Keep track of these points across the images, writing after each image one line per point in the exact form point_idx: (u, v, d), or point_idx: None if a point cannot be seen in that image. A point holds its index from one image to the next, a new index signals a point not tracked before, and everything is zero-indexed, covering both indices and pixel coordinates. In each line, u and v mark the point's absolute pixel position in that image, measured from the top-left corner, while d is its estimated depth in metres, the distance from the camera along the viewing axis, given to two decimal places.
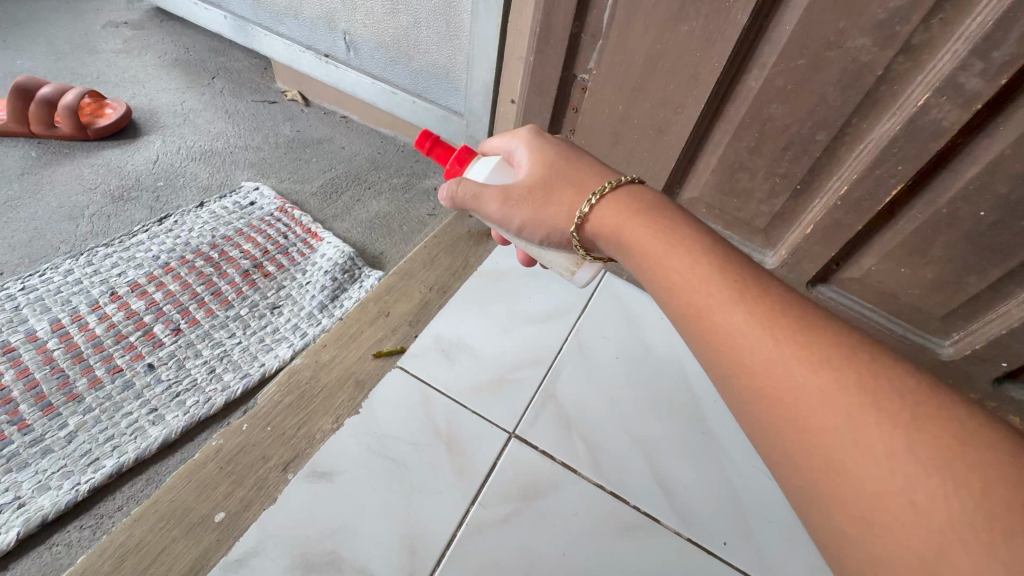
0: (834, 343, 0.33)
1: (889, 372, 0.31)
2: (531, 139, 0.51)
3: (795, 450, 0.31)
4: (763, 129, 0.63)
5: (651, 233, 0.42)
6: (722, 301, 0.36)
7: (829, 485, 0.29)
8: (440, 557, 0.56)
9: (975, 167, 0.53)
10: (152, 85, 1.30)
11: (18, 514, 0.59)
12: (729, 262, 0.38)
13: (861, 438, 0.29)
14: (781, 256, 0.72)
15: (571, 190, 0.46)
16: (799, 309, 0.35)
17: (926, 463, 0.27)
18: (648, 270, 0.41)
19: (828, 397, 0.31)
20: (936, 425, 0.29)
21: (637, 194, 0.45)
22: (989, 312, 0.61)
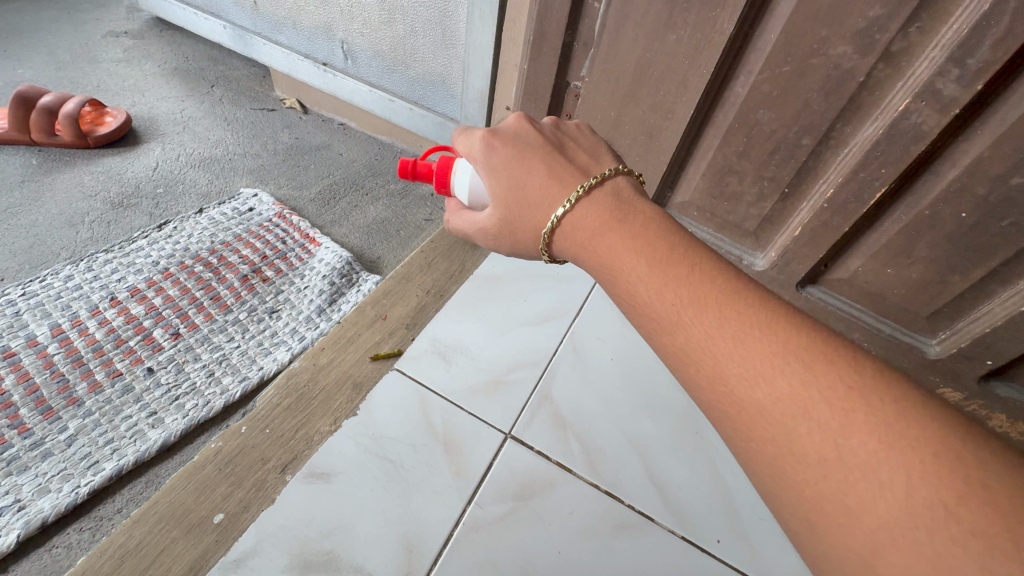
0: (773, 348, 0.32)
1: (830, 372, 0.30)
2: (483, 166, 0.47)
3: (745, 457, 0.32)
4: (751, 134, 0.65)
5: (603, 248, 0.40)
6: (673, 308, 0.36)
7: (776, 491, 0.30)
8: (438, 556, 0.57)
9: (955, 169, 0.54)
10: (151, 94, 1.31)
11: (18, 517, 0.59)
12: (680, 269, 0.36)
13: (796, 447, 0.29)
14: (771, 258, 0.73)
15: (530, 219, 0.45)
16: (753, 306, 0.34)
17: (856, 469, 0.27)
18: (607, 284, 0.41)
19: (764, 408, 0.31)
20: (868, 428, 0.28)
21: (589, 201, 0.42)
22: (974, 311, 0.62)
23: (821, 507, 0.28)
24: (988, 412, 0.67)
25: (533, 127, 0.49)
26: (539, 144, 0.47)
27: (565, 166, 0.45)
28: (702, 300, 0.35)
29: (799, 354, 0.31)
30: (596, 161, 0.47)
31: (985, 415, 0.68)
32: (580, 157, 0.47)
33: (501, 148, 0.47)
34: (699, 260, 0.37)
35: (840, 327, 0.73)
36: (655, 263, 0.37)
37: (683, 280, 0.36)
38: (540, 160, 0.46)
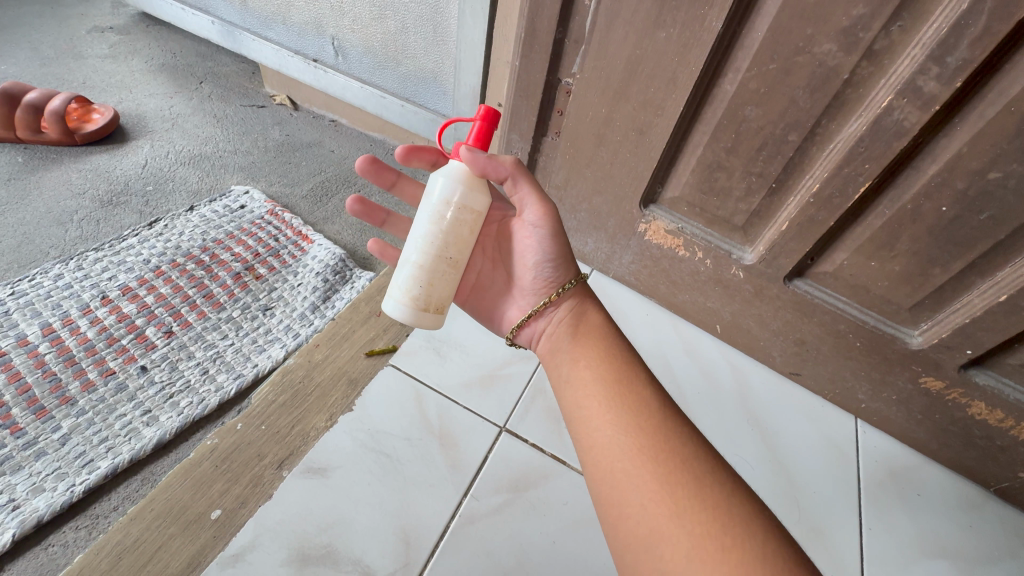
0: (686, 430, 0.45)
1: (697, 467, 0.42)
2: None
3: (612, 518, 0.42)
4: (739, 130, 0.66)
5: (587, 327, 0.55)
6: (597, 399, 0.48)
7: (661, 529, 0.39)
8: (434, 549, 0.58)
9: (935, 165, 0.56)
10: (139, 90, 1.30)
11: (13, 516, 0.59)
12: (633, 354, 0.52)
13: (684, 496, 0.40)
14: (759, 252, 0.75)
15: (564, 267, 0.57)
16: (655, 411, 0.46)
17: (725, 520, 0.39)
18: (577, 344, 0.53)
19: (645, 480, 0.42)
20: (726, 504, 0.40)
21: (590, 297, 0.58)
22: (954, 303, 0.64)
23: (696, 550, 0.38)
24: (968, 399, 0.68)
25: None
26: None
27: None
28: (647, 379, 0.50)
29: (699, 439, 0.45)
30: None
31: (965, 402, 0.69)
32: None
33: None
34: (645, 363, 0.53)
35: (826, 320, 0.74)
36: (619, 348, 0.53)
37: (637, 362, 0.51)
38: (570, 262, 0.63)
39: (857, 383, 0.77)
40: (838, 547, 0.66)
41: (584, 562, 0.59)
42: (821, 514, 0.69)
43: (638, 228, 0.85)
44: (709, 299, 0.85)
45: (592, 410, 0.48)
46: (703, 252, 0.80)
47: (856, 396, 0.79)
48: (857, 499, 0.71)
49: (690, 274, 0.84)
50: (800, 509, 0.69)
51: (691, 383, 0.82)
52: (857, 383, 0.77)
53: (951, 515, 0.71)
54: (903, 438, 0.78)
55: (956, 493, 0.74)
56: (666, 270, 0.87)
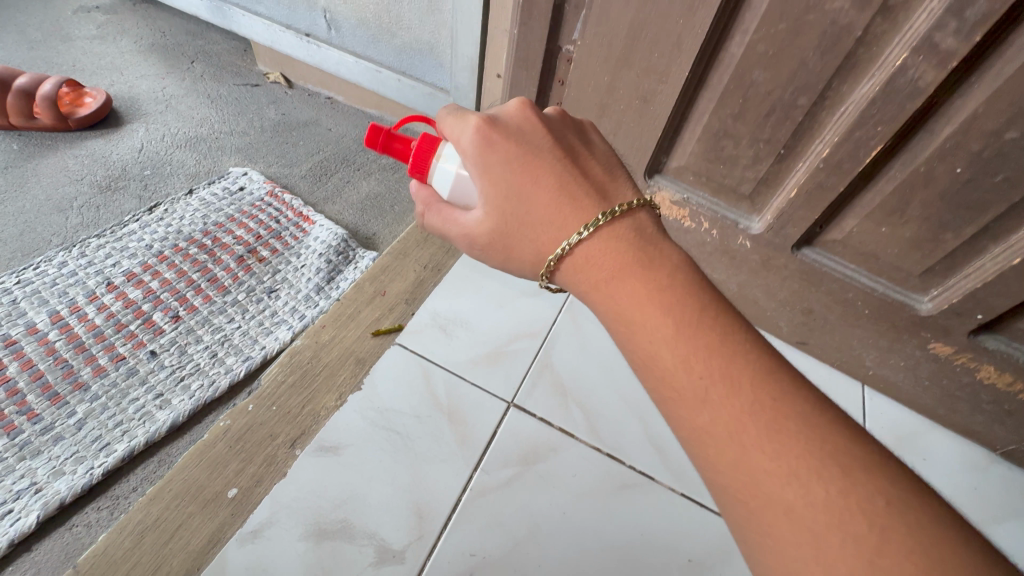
0: (807, 448, 0.34)
1: (850, 470, 0.33)
2: (475, 163, 0.45)
3: (743, 532, 0.35)
4: (746, 95, 0.64)
5: (632, 291, 0.41)
6: (695, 393, 0.37)
7: (816, 550, 0.32)
8: (447, 522, 0.59)
9: (950, 126, 0.54)
10: (130, 72, 1.27)
11: (36, 499, 0.61)
12: (706, 329, 0.39)
13: (826, 557, 0.31)
14: (766, 221, 0.73)
15: (538, 237, 0.44)
16: (779, 402, 0.36)
17: (902, 546, 0.31)
18: (624, 335, 0.41)
19: (787, 494, 0.33)
20: (893, 514, 0.32)
21: (610, 235, 0.43)
22: (966, 268, 0.63)
23: None
24: (977, 363, 0.68)
25: (535, 118, 0.47)
26: (548, 147, 0.45)
27: (579, 183, 0.44)
28: (731, 378, 0.37)
29: (830, 454, 0.34)
30: (596, 182, 0.45)
31: (974, 367, 0.69)
32: (591, 170, 0.46)
33: (500, 149, 0.44)
34: (727, 331, 0.39)
35: (834, 289, 0.73)
36: (683, 329, 0.39)
37: (714, 350, 0.38)
38: (545, 175, 0.44)
39: (864, 350, 0.77)
40: None
41: (593, 532, 0.61)
42: None
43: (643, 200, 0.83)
44: (715, 270, 0.84)
45: (691, 404, 0.37)
46: (709, 222, 0.79)
47: (863, 363, 0.79)
48: None
49: (696, 246, 0.83)
50: None
51: None
52: (864, 350, 0.77)
53: (956, 478, 0.72)
54: (910, 404, 0.79)
55: (962, 456, 0.75)
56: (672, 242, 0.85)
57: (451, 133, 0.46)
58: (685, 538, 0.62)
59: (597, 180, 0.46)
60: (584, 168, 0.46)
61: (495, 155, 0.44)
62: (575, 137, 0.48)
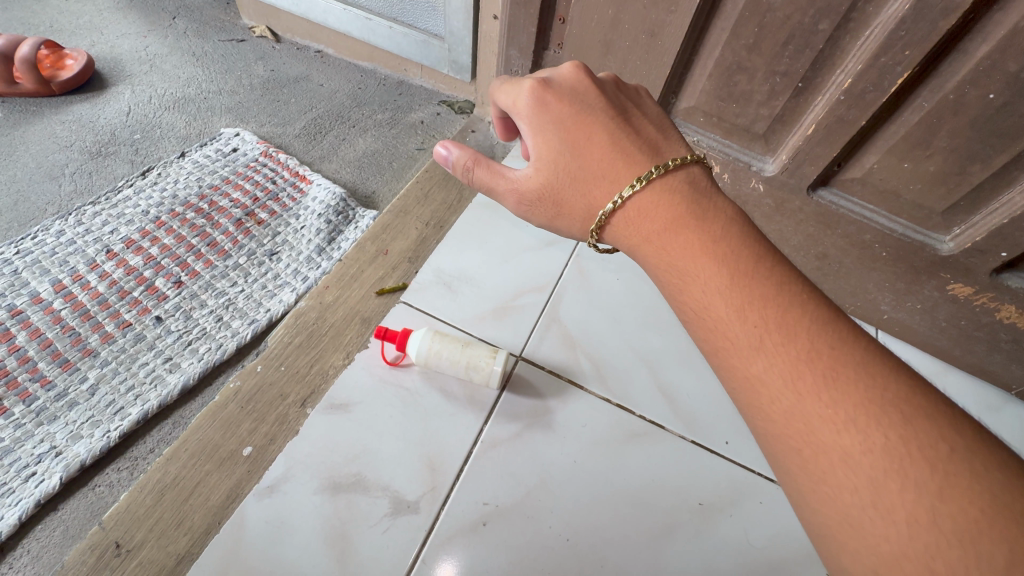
0: (865, 395, 0.33)
1: (911, 417, 0.32)
2: (529, 119, 0.47)
3: (793, 478, 0.35)
4: (763, 22, 0.59)
5: (686, 239, 0.41)
6: (747, 339, 0.37)
7: (873, 496, 0.31)
8: (460, 473, 0.60)
9: (986, 46, 0.50)
10: (110, 31, 1.21)
11: (58, 462, 0.63)
12: (760, 277, 0.38)
13: (883, 502, 0.30)
14: (781, 162, 0.70)
15: (589, 192, 0.45)
16: (837, 349, 0.35)
17: (969, 493, 0.29)
18: (675, 287, 0.42)
19: (841, 438, 0.32)
20: (958, 462, 0.30)
21: (660, 187, 0.44)
22: (992, 202, 0.60)
23: (931, 534, 0.29)
24: (997, 303, 0.66)
25: (586, 80, 0.49)
26: (601, 106, 0.47)
27: (632, 140, 0.46)
28: (786, 326, 0.36)
29: (890, 401, 0.32)
30: (647, 138, 0.47)
31: (993, 306, 0.67)
32: (644, 128, 0.48)
33: (553, 108, 0.47)
34: (783, 282, 0.38)
35: (851, 231, 0.71)
36: (738, 280, 0.38)
37: (770, 299, 0.37)
38: (597, 131, 0.46)
39: (879, 294, 0.75)
40: None
41: (605, 479, 0.61)
42: None
43: None
44: None
45: (745, 351, 0.37)
46: (720, 166, 0.76)
47: (878, 308, 0.77)
48: None
49: None
50: None
51: None
52: (880, 294, 0.75)
53: None
54: (925, 347, 0.77)
55: (976, 397, 0.74)
56: None
57: (506, 96, 0.49)
58: (696, 483, 0.62)
59: (649, 137, 0.47)
60: (636, 124, 0.48)
61: (549, 113, 0.47)
62: (627, 98, 0.50)
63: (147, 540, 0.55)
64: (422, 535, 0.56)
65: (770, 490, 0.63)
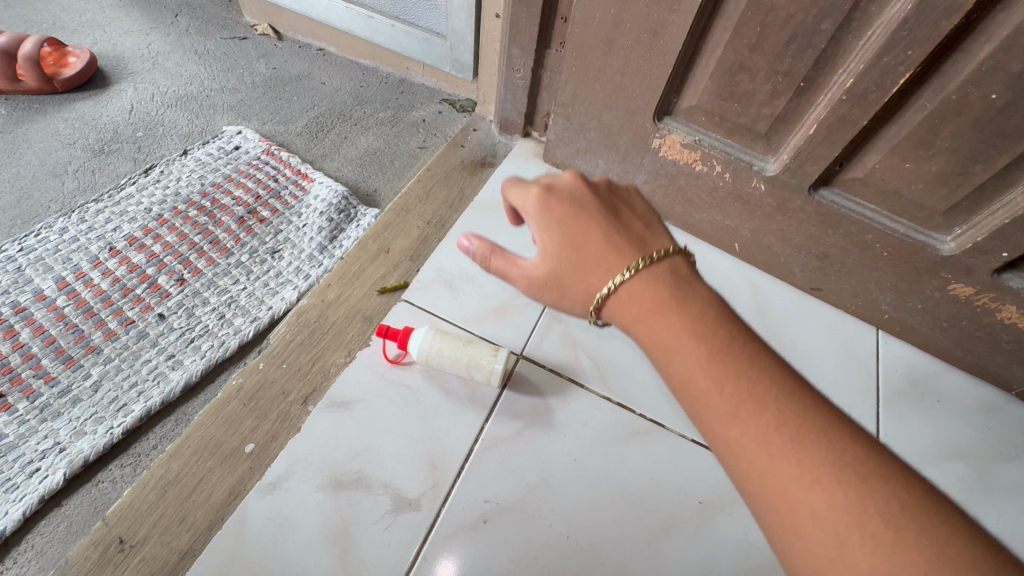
0: (824, 455, 0.36)
1: (864, 471, 0.36)
2: (534, 216, 0.49)
3: (773, 534, 0.37)
4: (765, 22, 0.59)
5: (675, 321, 0.42)
6: (726, 408, 0.39)
7: (842, 549, 0.34)
8: (460, 471, 0.60)
9: (989, 46, 0.50)
10: (112, 28, 1.21)
11: (61, 458, 0.63)
12: (732, 355, 0.41)
13: (851, 555, 0.34)
14: (783, 161, 0.70)
15: (586, 277, 0.46)
16: (801, 417, 0.38)
17: (919, 543, 0.33)
18: (661, 365, 0.43)
19: (810, 494, 0.36)
20: (907, 512, 0.34)
21: (647, 275, 0.45)
22: (995, 202, 0.60)
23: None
24: (998, 303, 0.66)
25: (585, 179, 0.52)
26: (599, 203, 0.50)
27: (625, 232, 0.48)
28: (757, 398, 0.39)
29: (847, 462, 0.36)
30: (638, 233, 0.48)
31: (994, 306, 0.67)
32: (637, 220, 0.50)
33: (554, 205, 0.49)
34: (752, 353, 0.41)
35: (852, 231, 0.71)
36: (715, 354, 0.41)
37: (742, 371, 0.40)
38: (596, 230, 0.47)
39: (881, 294, 0.75)
40: None
41: (605, 477, 0.61)
42: None
43: (652, 144, 0.79)
44: (727, 216, 0.81)
45: (725, 421, 0.39)
46: (722, 165, 0.75)
47: (879, 308, 0.77)
48: (874, 409, 0.72)
49: (708, 191, 0.80)
50: None
51: None
52: (880, 294, 0.75)
53: (969, 419, 0.72)
54: (926, 347, 0.77)
55: (976, 397, 0.74)
56: (682, 189, 0.82)
57: (515, 201, 0.51)
58: (696, 482, 0.62)
59: (642, 229, 0.49)
60: (633, 225, 0.49)
61: (552, 211, 0.49)
62: (622, 194, 0.52)
63: (150, 536, 0.56)
64: (423, 532, 0.56)
65: None
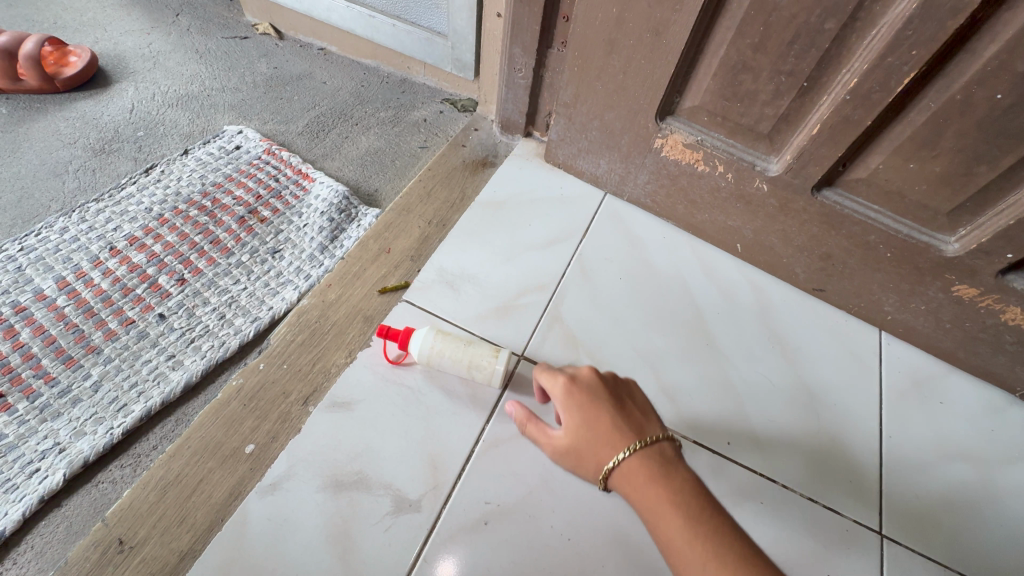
0: None
1: None
2: (557, 390, 0.54)
3: None
4: (768, 21, 0.59)
5: (665, 494, 0.46)
6: (697, 563, 0.41)
7: None
8: (461, 472, 0.60)
9: (994, 46, 0.49)
10: (113, 28, 1.21)
11: (61, 458, 0.63)
12: (708, 526, 0.43)
13: None
14: (786, 162, 0.70)
15: (597, 451, 0.50)
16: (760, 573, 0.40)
17: None
18: (650, 529, 0.46)
19: None
20: None
21: (644, 454, 0.48)
22: (999, 203, 0.59)
23: None
24: (1002, 304, 0.66)
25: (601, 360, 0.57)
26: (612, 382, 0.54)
27: (633, 413, 0.51)
28: (721, 554, 0.41)
29: None
30: (648, 417, 0.52)
31: (998, 308, 0.67)
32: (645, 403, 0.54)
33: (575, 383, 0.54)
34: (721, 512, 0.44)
35: (855, 232, 0.70)
36: (689, 513, 0.44)
37: (711, 526, 0.43)
38: (607, 413, 0.51)
39: (884, 295, 0.75)
40: (859, 456, 0.67)
41: None
42: (844, 426, 0.69)
43: (654, 144, 0.79)
44: (730, 216, 0.81)
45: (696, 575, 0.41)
46: (724, 165, 0.75)
47: (882, 309, 0.76)
48: (877, 410, 0.71)
49: (710, 192, 0.79)
50: (819, 422, 0.69)
51: (712, 305, 0.79)
52: (883, 295, 0.75)
53: (972, 421, 0.72)
54: (928, 349, 0.77)
55: (980, 399, 0.74)
56: (684, 189, 0.82)
57: (541, 377, 0.56)
58: None
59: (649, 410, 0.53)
60: (644, 410, 0.53)
61: (572, 389, 0.53)
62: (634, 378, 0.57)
63: (150, 537, 0.56)
64: (424, 533, 0.56)
65: (771, 491, 0.63)
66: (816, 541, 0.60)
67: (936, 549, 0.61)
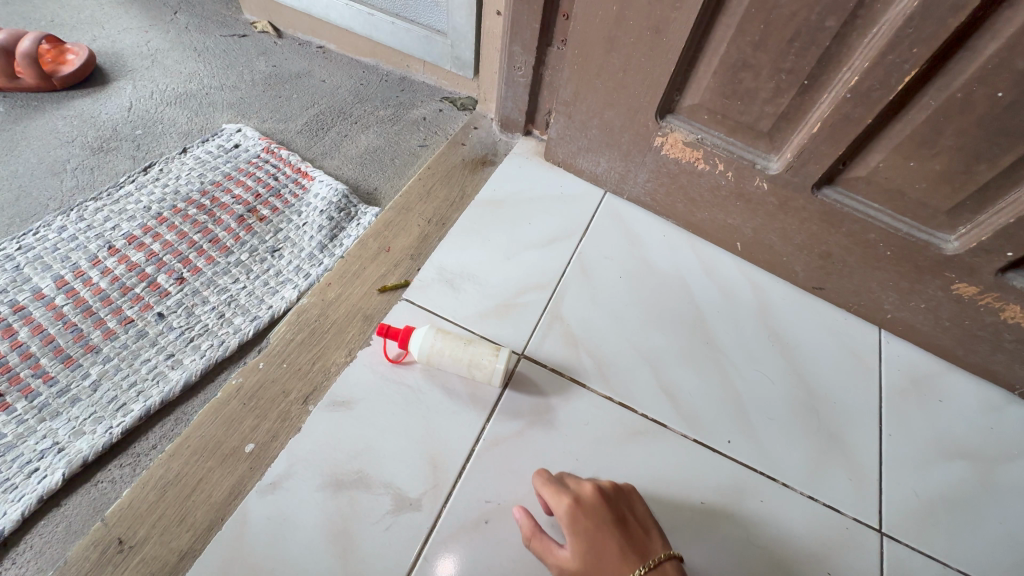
0: None
1: None
2: (562, 511, 0.52)
3: None
4: (768, 19, 0.59)
5: None
6: None
7: None
8: (461, 471, 0.60)
9: (995, 43, 0.49)
10: (111, 25, 1.21)
11: (60, 458, 0.63)
12: None
13: None
14: (786, 160, 0.70)
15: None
16: None
17: None
18: None
19: None
20: None
21: None
22: (999, 201, 0.59)
23: None
24: (1001, 302, 0.66)
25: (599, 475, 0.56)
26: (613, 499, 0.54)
27: (636, 533, 0.51)
28: None
29: None
30: (649, 534, 0.52)
31: (998, 306, 0.67)
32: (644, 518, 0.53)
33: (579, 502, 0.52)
34: None
35: (855, 230, 0.70)
36: None
37: None
38: (612, 535, 0.51)
39: (883, 293, 0.75)
40: (859, 453, 0.67)
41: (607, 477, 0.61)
42: (844, 424, 0.69)
43: (654, 143, 0.79)
44: (729, 214, 0.81)
45: None
46: (724, 164, 0.75)
47: (882, 307, 0.76)
48: (876, 408, 0.71)
49: (710, 190, 0.79)
50: (818, 420, 0.69)
51: (712, 303, 0.79)
52: (883, 294, 0.75)
53: (971, 419, 0.72)
54: (928, 347, 0.77)
55: (978, 397, 0.74)
56: (683, 187, 0.82)
57: (543, 493, 0.54)
58: (698, 482, 0.62)
59: (649, 527, 0.53)
60: (646, 526, 0.52)
61: (577, 509, 0.52)
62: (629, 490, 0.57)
63: (150, 536, 0.56)
64: (424, 532, 0.56)
65: (771, 489, 0.63)
66: (816, 538, 0.60)
67: (936, 547, 0.61)
